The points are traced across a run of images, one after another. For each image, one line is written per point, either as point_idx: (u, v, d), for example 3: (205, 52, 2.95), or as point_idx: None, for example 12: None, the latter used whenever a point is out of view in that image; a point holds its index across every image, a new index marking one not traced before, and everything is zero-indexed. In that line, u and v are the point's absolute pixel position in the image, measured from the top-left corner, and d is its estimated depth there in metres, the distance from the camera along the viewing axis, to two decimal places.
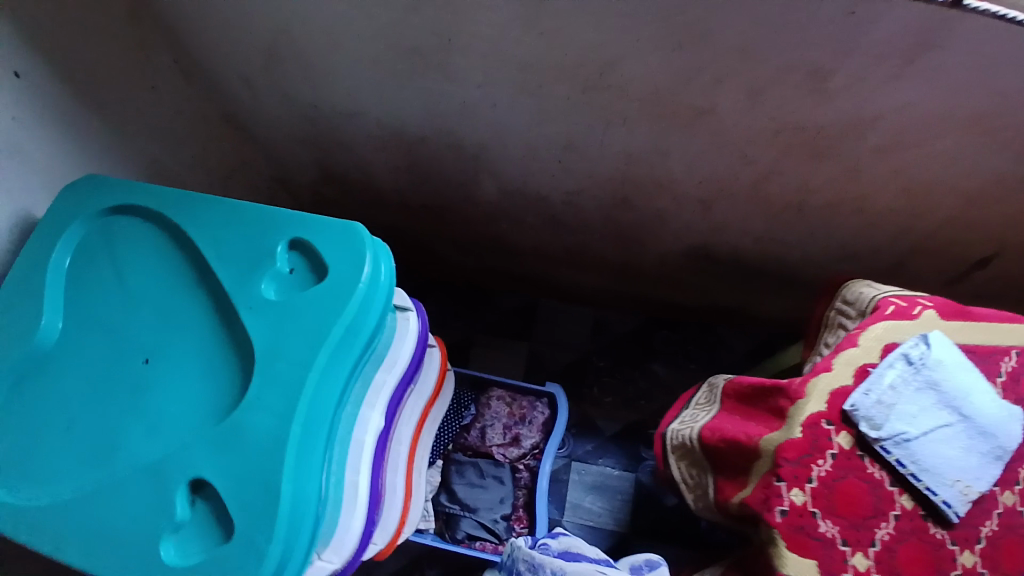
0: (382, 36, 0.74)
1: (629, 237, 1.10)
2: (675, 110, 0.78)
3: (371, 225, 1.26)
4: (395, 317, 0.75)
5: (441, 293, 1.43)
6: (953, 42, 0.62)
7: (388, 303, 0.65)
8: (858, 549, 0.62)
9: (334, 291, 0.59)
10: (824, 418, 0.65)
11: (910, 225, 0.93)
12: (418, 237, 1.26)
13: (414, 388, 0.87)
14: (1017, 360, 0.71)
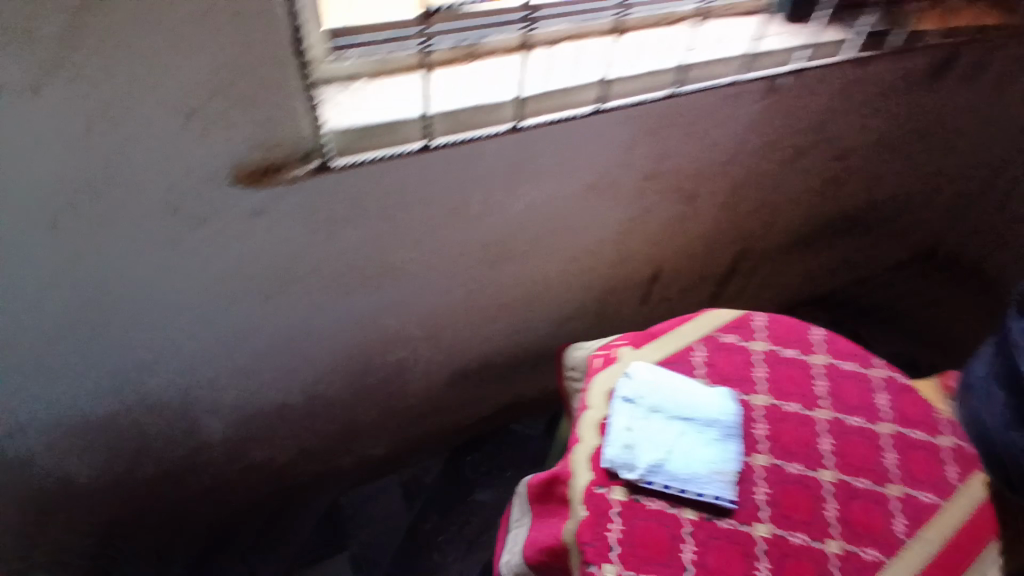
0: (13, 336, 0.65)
1: (390, 398, 1.08)
2: (356, 283, 0.81)
3: (99, 539, 1.01)
4: None
5: (228, 552, 1.21)
6: (536, 154, 0.76)
7: None
8: None
9: None
10: (595, 485, 0.70)
11: (599, 278, 1.09)
12: (166, 515, 1.05)
13: None
14: (702, 349, 0.84)
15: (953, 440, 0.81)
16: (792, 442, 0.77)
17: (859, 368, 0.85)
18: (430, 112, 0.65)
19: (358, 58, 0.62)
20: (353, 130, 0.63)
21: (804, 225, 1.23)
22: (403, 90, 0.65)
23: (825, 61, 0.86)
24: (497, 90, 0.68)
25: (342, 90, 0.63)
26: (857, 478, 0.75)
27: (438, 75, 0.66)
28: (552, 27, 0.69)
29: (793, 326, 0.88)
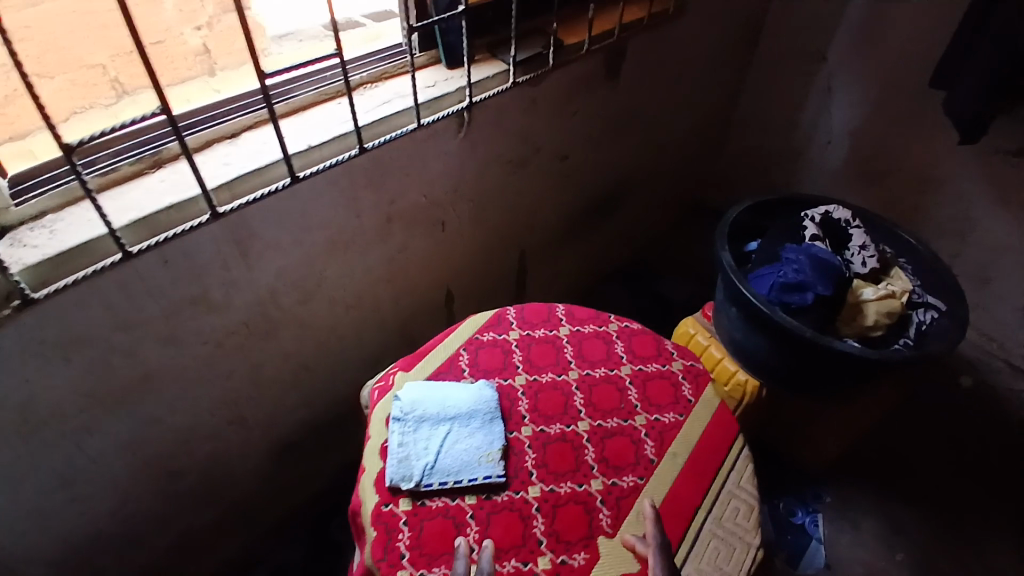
0: None
1: (217, 489, 1.08)
2: (119, 395, 0.83)
3: None
4: None
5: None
6: (259, 230, 0.85)
7: None
8: (534, 557, 0.74)
9: None
10: (381, 504, 0.77)
11: (388, 321, 1.19)
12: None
13: None
14: (465, 353, 0.95)
15: (682, 364, 0.97)
16: (549, 408, 0.89)
17: (597, 328, 1.00)
18: (117, 227, 0.71)
19: (39, 199, 0.71)
20: (45, 262, 0.67)
21: (557, 221, 1.43)
22: (91, 219, 0.72)
23: (497, 88, 1.01)
24: (184, 190, 0.76)
25: (31, 230, 0.70)
26: (608, 421, 0.88)
27: (100, 197, 0.74)
28: (197, 135, 0.81)
29: (541, 309, 1.02)
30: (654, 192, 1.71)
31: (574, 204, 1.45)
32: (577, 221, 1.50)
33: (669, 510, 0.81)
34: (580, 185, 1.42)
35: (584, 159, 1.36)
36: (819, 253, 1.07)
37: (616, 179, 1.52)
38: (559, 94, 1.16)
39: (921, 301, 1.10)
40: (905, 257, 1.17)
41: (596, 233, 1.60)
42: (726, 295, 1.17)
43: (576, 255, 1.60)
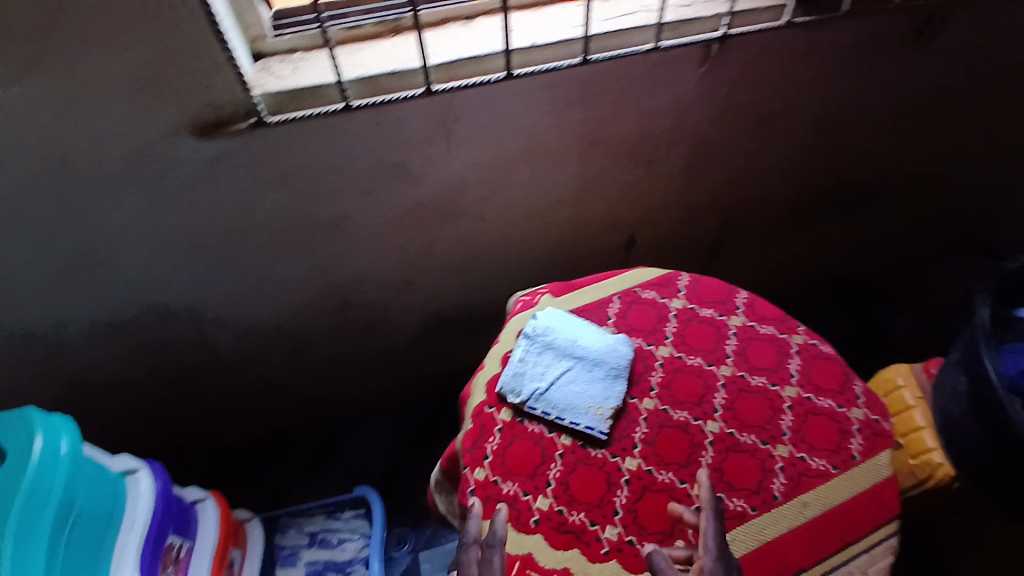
0: (48, 245, 0.86)
1: (373, 334, 1.22)
2: (317, 225, 0.97)
3: (139, 428, 1.24)
4: (119, 485, 0.79)
5: (236, 464, 1.38)
6: (464, 116, 0.88)
7: (82, 475, 0.71)
8: (604, 522, 0.71)
9: (9, 474, 0.64)
10: (486, 404, 0.80)
11: (563, 244, 1.18)
12: (185, 417, 1.25)
13: (182, 546, 0.89)
14: (618, 303, 0.89)
15: (864, 414, 0.79)
16: (683, 392, 0.80)
17: (776, 333, 0.86)
18: (346, 79, 0.80)
19: (293, 36, 0.82)
20: (282, 94, 0.79)
21: (783, 202, 1.24)
22: (326, 67, 0.81)
23: (762, 25, 0.88)
24: (409, 60, 0.82)
25: (279, 61, 0.82)
26: (743, 434, 0.77)
27: (338, 49, 0.83)
28: (432, 11, 0.84)
29: (720, 289, 0.90)
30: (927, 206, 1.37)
31: (812, 186, 1.23)
32: (807, 209, 1.29)
33: (769, 552, 0.70)
34: (828, 168, 1.20)
35: (845, 138, 1.13)
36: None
37: (878, 174, 1.25)
38: (840, 51, 0.96)
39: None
40: None
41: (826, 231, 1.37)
42: (958, 355, 0.94)
43: (791, 247, 1.39)
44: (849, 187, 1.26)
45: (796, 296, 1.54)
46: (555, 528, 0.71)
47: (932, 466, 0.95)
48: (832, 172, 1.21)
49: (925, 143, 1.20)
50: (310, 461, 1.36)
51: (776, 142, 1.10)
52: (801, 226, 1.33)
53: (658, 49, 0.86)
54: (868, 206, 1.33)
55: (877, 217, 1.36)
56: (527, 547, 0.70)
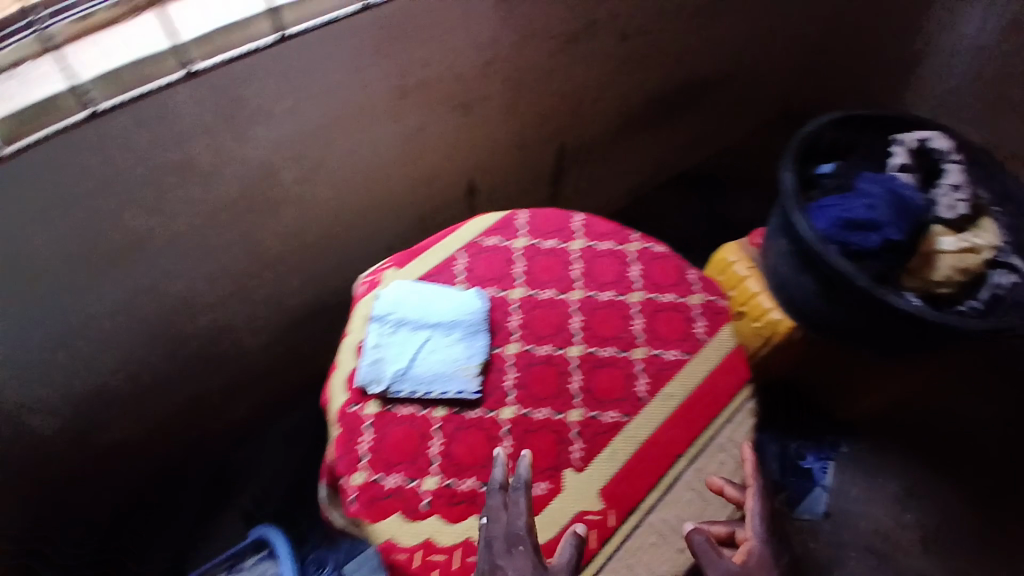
0: None
1: (225, 355, 1.11)
2: (111, 255, 0.84)
3: None
4: None
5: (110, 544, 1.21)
6: (248, 91, 0.80)
7: None
8: None
9: None
10: (350, 403, 0.75)
11: (405, 211, 1.13)
12: None
13: None
14: (464, 257, 0.86)
15: (703, 298, 0.85)
16: (542, 327, 0.82)
17: (614, 246, 0.89)
18: (83, 81, 0.68)
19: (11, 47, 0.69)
20: (8, 118, 0.65)
21: (601, 115, 1.30)
22: (58, 72, 0.69)
23: None
24: (157, 43, 0.71)
25: (4, 79, 0.69)
26: (604, 349, 0.80)
27: (72, 50, 0.72)
28: None
29: (557, 218, 0.91)
30: (723, 95, 1.53)
31: (624, 96, 1.31)
32: (625, 114, 1.35)
33: (653, 451, 0.73)
34: (634, 70, 1.26)
35: (641, 43, 1.21)
36: (902, 188, 0.90)
37: (676, 73, 1.35)
38: None
39: (1005, 263, 0.95)
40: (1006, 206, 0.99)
41: (646, 133, 1.45)
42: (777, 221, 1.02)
43: (620, 157, 1.46)
44: (655, 89, 1.36)
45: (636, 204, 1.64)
46: (448, 503, 0.69)
47: (775, 323, 1.07)
48: (637, 79, 1.29)
49: (705, 36, 1.32)
50: (202, 507, 1.24)
51: (581, 54, 1.13)
52: (622, 133, 1.40)
53: None
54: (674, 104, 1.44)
55: (684, 110, 1.48)
56: (423, 534, 0.68)
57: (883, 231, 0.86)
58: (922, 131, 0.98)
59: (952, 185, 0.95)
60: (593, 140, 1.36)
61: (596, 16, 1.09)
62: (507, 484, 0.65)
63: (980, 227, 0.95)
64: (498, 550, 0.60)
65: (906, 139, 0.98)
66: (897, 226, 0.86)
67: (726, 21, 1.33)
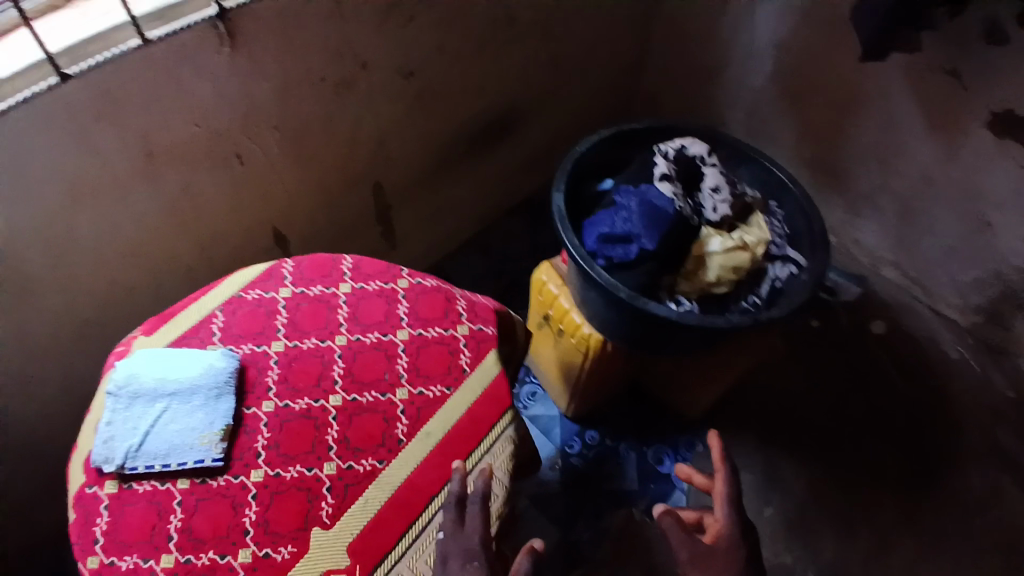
0: None
1: (18, 455, 1.02)
2: None
3: None
4: None
5: None
6: None
7: None
8: (234, 550, 0.67)
9: None
10: (86, 485, 0.71)
11: (202, 272, 1.13)
12: None
13: None
14: (221, 316, 0.83)
15: (469, 328, 0.84)
16: (301, 379, 0.78)
17: (382, 285, 0.87)
18: None
19: None
20: None
21: (407, 151, 1.34)
22: None
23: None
24: None
25: None
26: (364, 395, 0.77)
27: None
28: None
29: (325, 262, 0.89)
30: (537, 123, 1.63)
31: (429, 131, 1.35)
32: (437, 148, 1.41)
33: (405, 495, 0.72)
34: (435, 106, 1.31)
35: (429, 80, 1.25)
36: (657, 196, 0.93)
37: (479, 105, 1.42)
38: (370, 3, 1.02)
39: (781, 255, 0.98)
40: (775, 202, 1.04)
41: (467, 167, 1.54)
42: None
43: (446, 189, 1.53)
44: (461, 121, 1.41)
45: (478, 230, 1.73)
46: None
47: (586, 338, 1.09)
48: (438, 113, 1.33)
49: (499, 67, 1.38)
50: None
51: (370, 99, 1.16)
52: (439, 164, 1.45)
53: (149, 42, 0.82)
54: (487, 135, 1.52)
55: (500, 137, 1.56)
56: None
57: (639, 240, 0.89)
58: (684, 138, 1.02)
59: (713, 188, 0.98)
60: (410, 179, 1.40)
61: (368, 58, 1.10)
62: (465, 496, 0.72)
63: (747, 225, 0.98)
64: (454, 567, 0.67)
65: (669, 146, 1.02)
66: (652, 233, 0.90)
67: (519, 51, 1.39)
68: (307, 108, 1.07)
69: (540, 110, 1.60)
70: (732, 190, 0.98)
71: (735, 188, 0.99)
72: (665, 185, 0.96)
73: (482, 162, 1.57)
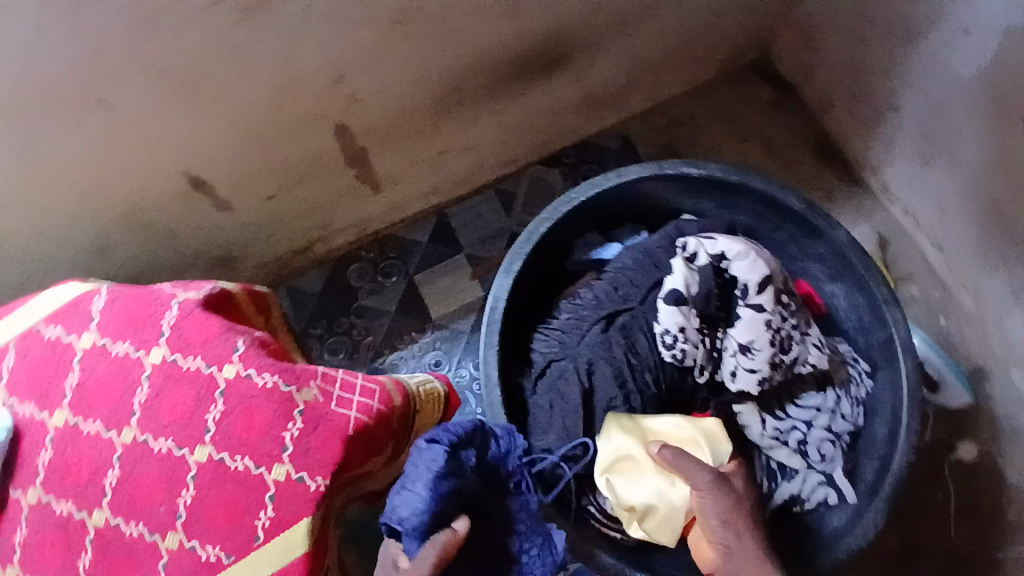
0: None
1: None
2: None
3: None
4: None
5: None
6: None
7: None
8: None
9: None
10: None
11: (99, 221, 0.93)
12: None
13: None
14: (14, 354, 0.67)
15: (285, 473, 0.59)
16: (69, 475, 0.63)
17: (200, 367, 0.62)
18: None
19: None
20: None
21: (391, 88, 0.96)
22: None
23: None
24: None
25: None
26: (127, 526, 0.60)
27: None
28: None
29: (144, 307, 0.65)
30: (611, 52, 1.15)
31: (425, 66, 0.95)
32: (439, 84, 1.00)
33: None
34: (427, 35, 0.89)
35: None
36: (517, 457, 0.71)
37: (511, 31, 0.98)
38: None
39: (822, 471, 0.72)
40: (866, 367, 0.74)
41: (493, 104, 1.12)
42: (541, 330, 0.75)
43: (460, 133, 1.15)
44: (481, 51, 0.98)
45: (506, 177, 1.34)
46: None
47: None
48: (439, 44, 0.92)
49: None
50: None
51: (306, 23, 0.78)
52: (445, 103, 1.05)
53: None
54: (531, 64, 1.07)
55: (551, 69, 1.11)
56: None
57: (401, 496, 0.60)
58: (731, 242, 0.67)
59: (740, 344, 0.67)
60: (396, 118, 1.03)
61: None
62: None
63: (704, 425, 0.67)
64: None
65: (703, 246, 0.69)
66: (411, 471, 0.60)
67: None
68: (204, 42, 0.75)
69: (618, 33, 1.11)
70: (773, 356, 0.66)
71: (781, 352, 0.67)
72: (670, 314, 0.66)
73: (520, 101, 1.15)
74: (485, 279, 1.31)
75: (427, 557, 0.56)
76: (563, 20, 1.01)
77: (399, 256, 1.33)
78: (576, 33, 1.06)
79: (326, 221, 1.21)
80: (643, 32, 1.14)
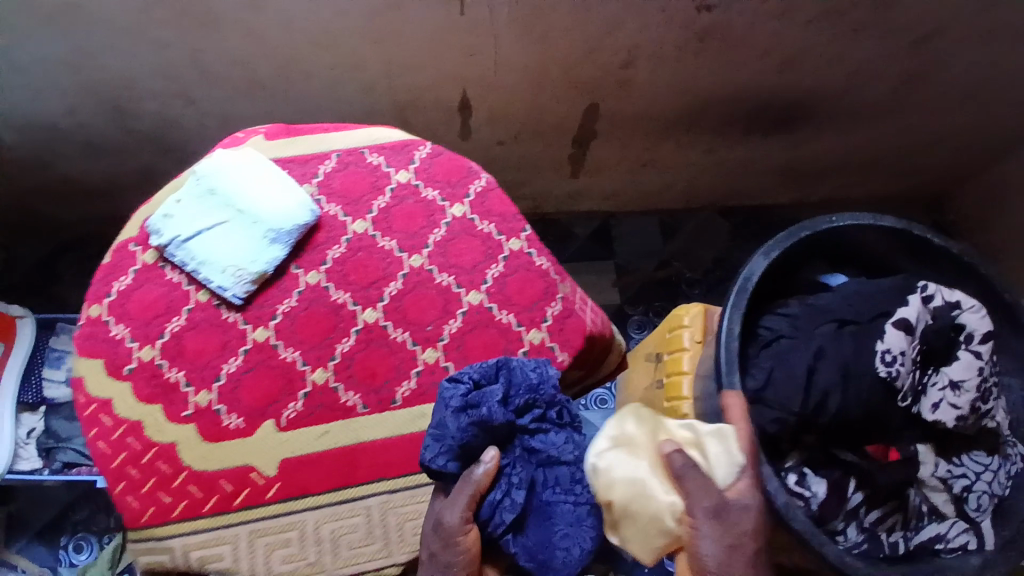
0: None
1: (174, 148, 1.14)
2: (55, 9, 0.87)
3: None
4: None
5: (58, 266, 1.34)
6: None
7: None
8: (199, 387, 0.64)
9: None
10: (132, 241, 0.70)
11: (376, 101, 1.06)
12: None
13: None
14: (333, 162, 0.76)
15: (540, 339, 0.69)
16: (355, 273, 0.70)
17: (492, 232, 0.73)
18: None
19: None
20: None
21: (654, 89, 1.09)
22: None
23: None
24: None
25: None
26: (396, 330, 0.67)
27: None
28: None
29: (457, 169, 0.76)
30: (826, 137, 1.26)
31: (690, 81, 1.08)
32: (687, 102, 1.13)
33: (360, 451, 0.63)
34: (713, 56, 1.02)
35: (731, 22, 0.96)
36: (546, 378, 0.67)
37: (767, 83, 1.10)
38: None
39: (971, 519, 0.71)
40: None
41: (711, 139, 1.24)
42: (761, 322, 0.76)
43: (671, 152, 1.26)
44: (735, 90, 1.11)
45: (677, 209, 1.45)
46: (146, 378, 0.64)
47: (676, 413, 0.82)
48: (711, 68, 1.05)
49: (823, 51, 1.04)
50: None
51: (639, 6, 0.91)
52: (679, 121, 1.18)
53: None
54: (762, 118, 1.19)
55: (774, 129, 1.23)
56: (109, 393, 0.64)
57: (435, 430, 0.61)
58: (966, 294, 0.72)
59: (951, 380, 0.70)
60: (640, 116, 1.15)
61: None
62: None
63: (716, 426, 0.62)
64: None
65: (940, 291, 0.72)
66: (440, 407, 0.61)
67: (863, 45, 1.03)
68: None
69: (843, 123, 1.23)
70: (976, 401, 0.69)
71: (981, 400, 0.70)
72: (895, 336, 0.69)
73: (733, 146, 1.27)
74: (627, 289, 1.40)
75: (461, 493, 0.58)
76: (811, 91, 1.13)
77: (557, 240, 1.43)
78: (812, 108, 1.18)
79: (521, 181, 1.32)
80: (861, 130, 1.26)
